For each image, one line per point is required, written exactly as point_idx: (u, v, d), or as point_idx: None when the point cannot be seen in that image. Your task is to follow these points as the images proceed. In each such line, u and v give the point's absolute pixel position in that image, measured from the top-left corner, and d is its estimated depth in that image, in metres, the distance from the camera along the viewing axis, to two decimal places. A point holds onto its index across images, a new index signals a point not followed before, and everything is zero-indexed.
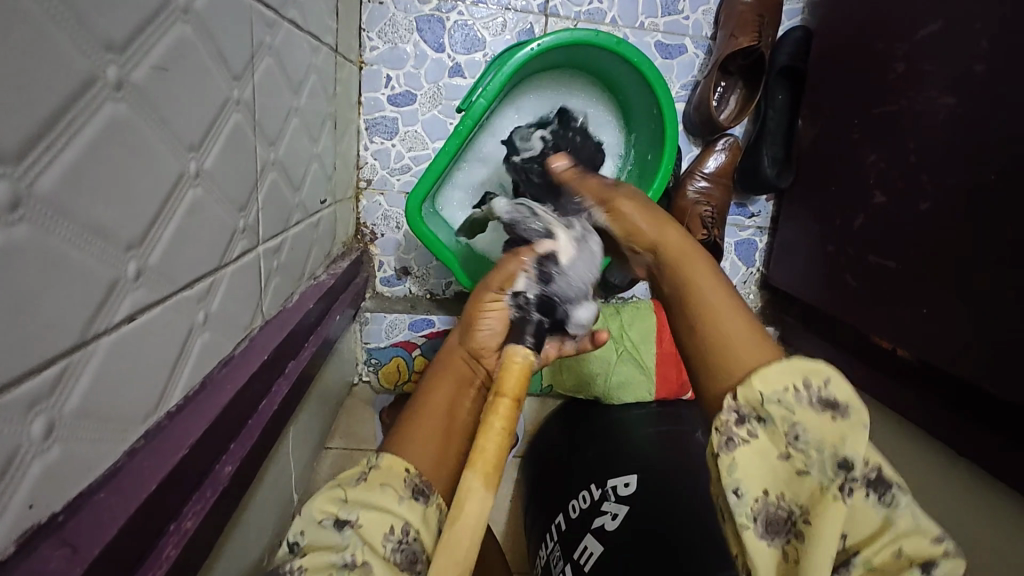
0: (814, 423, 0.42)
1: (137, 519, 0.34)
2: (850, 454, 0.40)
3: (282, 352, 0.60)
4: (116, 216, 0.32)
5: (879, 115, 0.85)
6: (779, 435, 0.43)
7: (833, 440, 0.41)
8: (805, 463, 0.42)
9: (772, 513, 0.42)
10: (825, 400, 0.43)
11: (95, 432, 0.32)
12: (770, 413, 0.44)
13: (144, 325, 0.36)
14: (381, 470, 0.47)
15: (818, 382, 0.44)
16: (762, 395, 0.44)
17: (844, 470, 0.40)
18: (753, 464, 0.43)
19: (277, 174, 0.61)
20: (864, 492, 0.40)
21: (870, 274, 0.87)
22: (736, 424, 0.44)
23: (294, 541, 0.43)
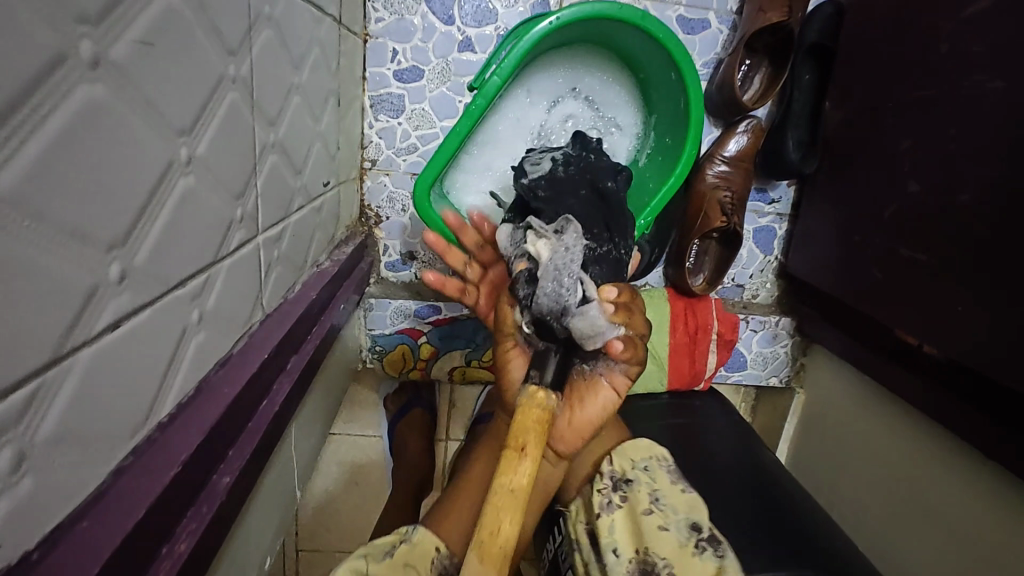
0: (665, 486, 0.60)
1: (124, 548, 0.31)
2: (697, 518, 0.57)
3: (284, 347, 0.57)
4: (95, 215, 0.29)
5: (916, 100, 0.80)
6: (643, 500, 0.59)
7: (682, 505, 0.58)
8: (665, 521, 0.57)
9: (642, 569, 0.56)
10: (673, 474, 0.61)
11: (75, 456, 0.29)
12: (637, 477, 0.61)
13: (131, 331, 0.33)
14: (413, 546, 0.53)
15: (666, 463, 0.62)
16: (631, 461, 0.62)
17: (696, 530, 0.56)
18: (624, 525, 0.59)
19: (277, 158, 0.57)
20: (701, 549, 0.55)
21: (898, 267, 0.83)
22: (614, 489, 0.61)
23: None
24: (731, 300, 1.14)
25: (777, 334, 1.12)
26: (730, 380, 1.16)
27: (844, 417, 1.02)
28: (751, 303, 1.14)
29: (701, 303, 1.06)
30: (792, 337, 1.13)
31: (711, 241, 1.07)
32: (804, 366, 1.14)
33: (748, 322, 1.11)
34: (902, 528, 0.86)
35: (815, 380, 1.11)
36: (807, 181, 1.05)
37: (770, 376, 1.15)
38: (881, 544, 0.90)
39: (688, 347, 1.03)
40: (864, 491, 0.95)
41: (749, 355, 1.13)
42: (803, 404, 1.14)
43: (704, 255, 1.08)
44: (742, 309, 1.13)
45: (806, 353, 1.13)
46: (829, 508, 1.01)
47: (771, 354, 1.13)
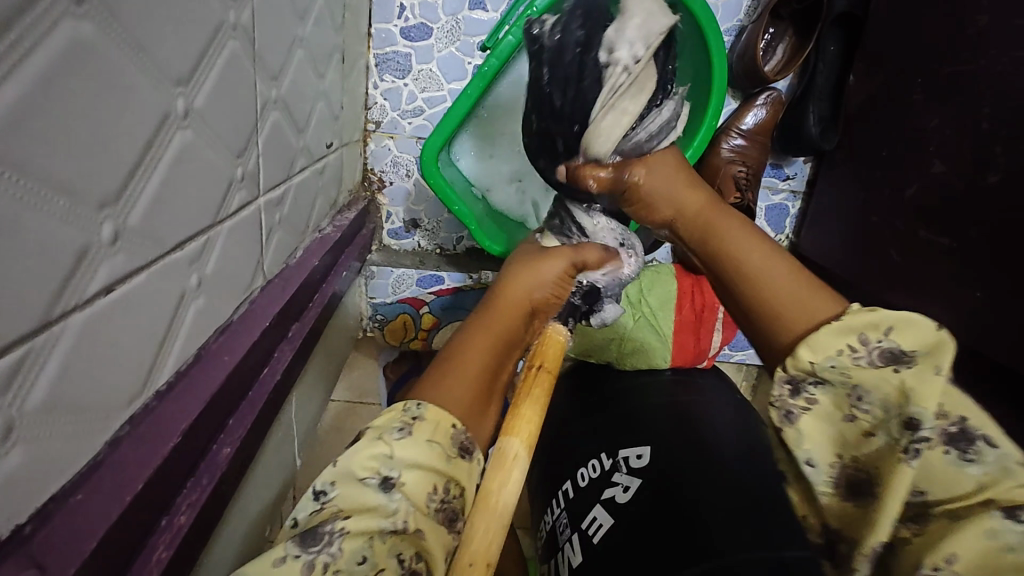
0: (876, 383, 0.37)
1: (119, 523, 0.30)
2: (917, 412, 0.35)
3: (285, 315, 0.55)
4: (85, 169, 0.26)
5: (949, 75, 0.77)
6: (840, 400, 0.39)
7: (897, 399, 0.36)
8: (873, 427, 0.38)
9: (850, 478, 0.39)
10: (886, 354, 0.37)
11: (68, 428, 0.27)
12: (828, 379, 0.39)
13: (125, 295, 0.30)
14: (430, 421, 0.40)
15: (878, 335, 0.38)
16: (811, 361, 0.39)
17: (911, 429, 0.35)
18: (820, 430, 0.40)
19: (279, 115, 0.53)
20: (942, 450, 0.34)
21: (917, 250, 0.81)
22: (792, 396, 0.41)
23: (323, 491, 0.38)
24: None
25: None
26: (733, 359, 1.15)
27: None
28: None
29: None
30: None
31: None
32: None
33: None
34: None
35: None
36: (824, 158, 1.01)
37: None
38: None
39: (693, 324, 1.00)
40: None
41: None
42: None
43: None
44: None
45: None
46: None
47: None
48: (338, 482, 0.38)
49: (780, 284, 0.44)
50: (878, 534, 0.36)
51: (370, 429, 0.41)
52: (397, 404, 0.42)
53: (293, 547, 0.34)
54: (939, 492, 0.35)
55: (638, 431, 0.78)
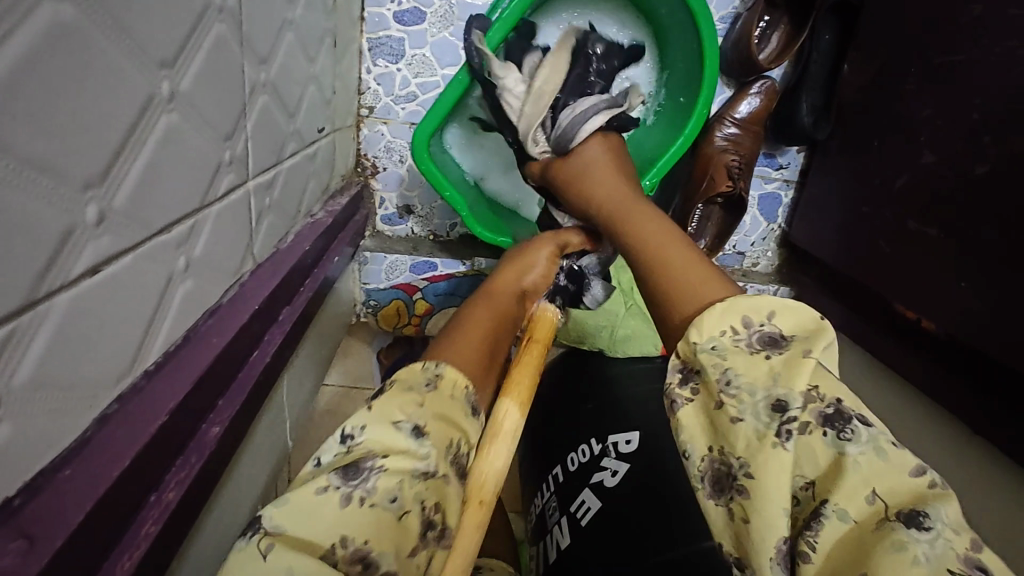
0: (749, 368, 0.34)
1: (107, 498, 0.30)
2: (784, 392, 0.32)
3: (275, 299, 0.55)
4: (67, 150, 0.26)
5: (941, 64, 0.77)
6: (712, 388, 0.35)
7: (765, 380, 0.34)
8: (738, 410, 0.34)
9: (719, 471, 0.34)
10: (763, 336, 0.36)
11: (56, 405, 0.28)
12: (707, 363, 0.36)
13: (112, 276, 0.31)
14: (450, 377, 0.42)
15: (759, 319, 0.36)
16: (695, 344, 0.37)
17: (780, 412, 0.32)
18: (701, 419, 0.36)
19: (269, 98, 0.54)
20: (820, 433, 0.31)
21: (904, 240, 0.82)
22: (680, 384, 0.38)
23: (351, 435, 0.36)
24: (730, 268, 1.13)
25: None
26: None
27: None
28: (751, 271, 1.13)
29: None
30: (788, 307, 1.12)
31: (715, 206, 1.02)
32: None
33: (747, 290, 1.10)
34: None
35: None
36: (817, 147, 1.02)
37: None
38: None
39: None
40: None
41: None
42: None
43: (707, 220, 1.03)
44: (741, 276, 1.12)
45: None
46: None
47: None
48: (367, 427, 0.36)
49: (672, 252, 0.46)
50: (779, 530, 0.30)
51: (394, 380, 0.40)
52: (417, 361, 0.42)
53: (333, 481, 0.33)
54: (827, 482, 0.30)
55: (628, 417, 0.78)
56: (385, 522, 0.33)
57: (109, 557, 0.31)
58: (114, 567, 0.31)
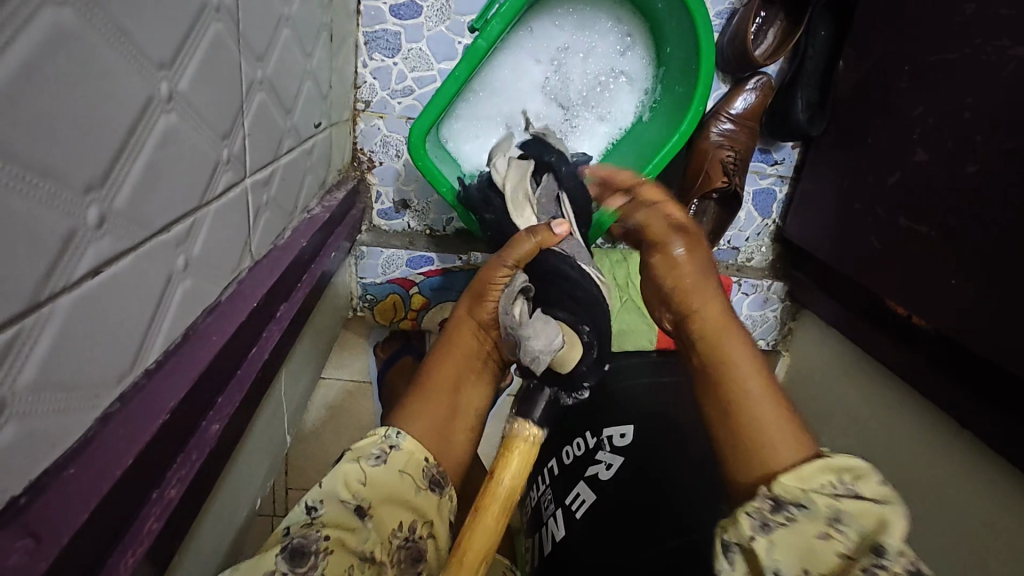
0: (861, 511, 0.42)
1: (111, 497, 0.31)
2: (886, 541, 0.40)
3: (274, 296, 0.56)
4: (67, 153, 0.26)
5: (934, 63, 0.77)
6: (817, 519, 0.42)
7: (874, 528, 0.41)
8: (846, 547, 0.42)
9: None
10: (862, 487, 0.43)
11: (58, 404, 0.28)
12: (813, 502, 0.43)
13: (113, 277, 0.31)
14: (404, 457, 0.49)
15: (848, 476, 0.44)
16: (800, 485, 0.44)
17: (877, 555, 0.40)
18: (789, 550, 0.43)
19: (265, 96, 0.54)
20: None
21: (896, 237, 0.83)
22: (772, 510, 0.44)
23: (313, 507, 0.45)
24: (725, 263, 1.13)
25: (768, 298, 1.13)
26: None
27: (825, 381, 1.04)
28: (745, 266, 1.14)
29: None
30: (782, 302, 1.13)
31: (711, 201, 1.04)
32: (792, 331, 1.15)
33: (740, 285, 1.11)
34: None
35: (801, 345, 1.12)
36: (812, 144, 1.02)
37: (757, 338, 1.16)
38: None
39: None
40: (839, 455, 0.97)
41: (739, 318, 1.13)
42: (788, 366, 1.16)
43: (703, 215, 1.05)
44: (735, 271, 1.13)
45: (794, 318, 1.14)
46: None
47: (759, 318, 1.15)
48: (324, 501, 0.45)
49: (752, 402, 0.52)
50: None
51: (353, 450, 0.49)
52: (380, 429, 0.51)
53: (280, 564, 0.40)
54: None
55: (621, 410, 0.77)
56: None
57: (113, 554, 0.32)
58: (118, 564, 0.32)
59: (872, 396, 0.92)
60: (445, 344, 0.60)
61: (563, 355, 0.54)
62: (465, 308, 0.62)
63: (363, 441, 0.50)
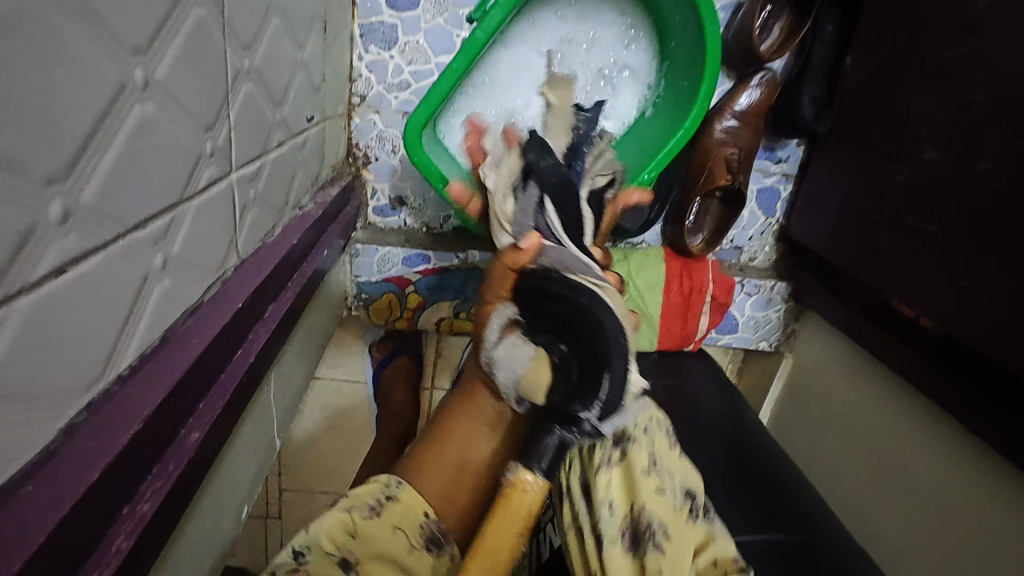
0: (667, 452, 0.53)
1: (76, 515, 0.29)
2: (691, 486, 0.54)
3: (262, 295, 0.54)
4: (25, 142, 0.24)
5: (944, 58, 0.75)
6: (644, 464, 0.51)
7: (679, 475, 0.53)
8: (662, 487, 0.51)
9: (634, 536, 0.50)
10: (672, 434, 0.55)
11: (16, 416, 0.26)
12: (641, 440, 0.52)
13: (79, 277, 0.29)
14: (394, 511, 0.48)
15: (668, 425, 0.55)
16: (636, 429, 0.52)
17: (689, 497, 0.53)
18: (621, 486, 0.51)
19: (254, 87, 0.51)
20: (696, 513, 0.52)
21: (904, 237, 0.81)
22: (614, 448, 0.52)
23: (301, 553, 0.43)
24: (728, 262, 1.11)
25: (772, 299, 1.10)
26: (719, 342, 1.14)
27: (828, 383, 1.02)
28: (748, 266, 1.12)
29: (698, 264, 1.02)
30: (786, 302, 1.11)
31: (713, 200, 1.03)
32: (795, 332, 1.13)
33: (743, 285, 1.08)
34: (879, 495, 0.87)
35: (804, 346, 1.10)
36: (818, 141, 1.00)
37: (759, 339, 1.13)
38: (853, 508, 0.91)
39: (682, 307, 1.00)
40: (841, 459, 0.96)
41: (741, 318, 1.11)
42: (791, 367, 1.14)
43: (704, 214, 1.04)
44: (738, 271, 1.11)
45: (798, 319, 1.12)
46: (804, 468, 1.03)
47: (762, 318, 1.12)
48: (314, 548, 0.43)
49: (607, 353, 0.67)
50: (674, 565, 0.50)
51: (350, 496, 0.48)
52: (381, 477, 0.50)
53: None
54: (687, 544, 0.50)
55: None
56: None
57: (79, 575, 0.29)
58: None
59: (876, 399, 0.91)
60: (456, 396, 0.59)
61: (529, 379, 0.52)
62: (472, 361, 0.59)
63: (361, 488, 0.49)
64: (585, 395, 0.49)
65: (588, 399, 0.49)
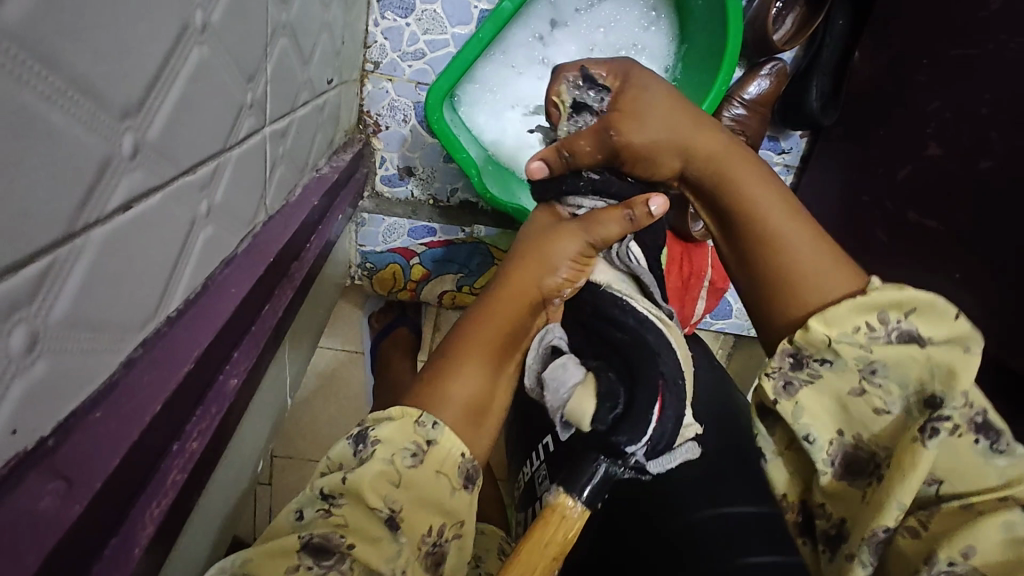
0: (897, 363, 0.40)
1: (136, 447, 0.29)
2: (936, 392, 0.39)
3: (287, 253, 0.54)
4: (110, 70, 0.25)
5: (954, 58, 0.77)
6: (853, 377, 0.41)
7: (919, 376, 0.40)
8: (885, 402, 0.41)
9: (850, 455, 0.43)
10: (906, 329, 0.41)
11: (88, 345, 0.26)
12: (841, 356, 0.41)
13: (142, 215, 0.29)
14: (441, 456, 0.41)
15: (898, 315, 0.41)
16: (831, 332, 0.42)
17: (931, 408, 0.39)
18: (817, 404, 0.43)
19: (287, 42, 0.51)
20: (972, 440, 0.38)
21: (904, 231, 0.84)
22: (795, 368, 0.43)
23: (332, 497, 0.39)
24: None
25: None
26: (713, 327, 1.18)
27: None
28: None
29: (698, 250, 1.03)
30: None
31: None
32: None
33: None
34: None
35: None
36: (821, 134, 1.02)
37: (752, 326, 1.16)
38: None
39: (680, 291, 1.02)
40: None
41: (736, 305, 1.15)
42: None
43: None
44: None
45: None
46: None
47: None
48: (346, 494, 0.39)
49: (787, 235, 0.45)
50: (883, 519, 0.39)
51: (380, 441, 0.40)
52: (411, 413, 0.41)
53: (305, 559, 0.36)
54: (956, 481, 0.39)
55: None
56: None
57: (137, 504, 0.30)
58: (142, 513, 0.30)
59: None
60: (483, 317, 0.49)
61: (571, 406, 0.43)
62: (522, 269, 0.51)
63: (393, 429, 0.41)
64: (628, 423, 0.41)
65: (636, 432, 0.41)
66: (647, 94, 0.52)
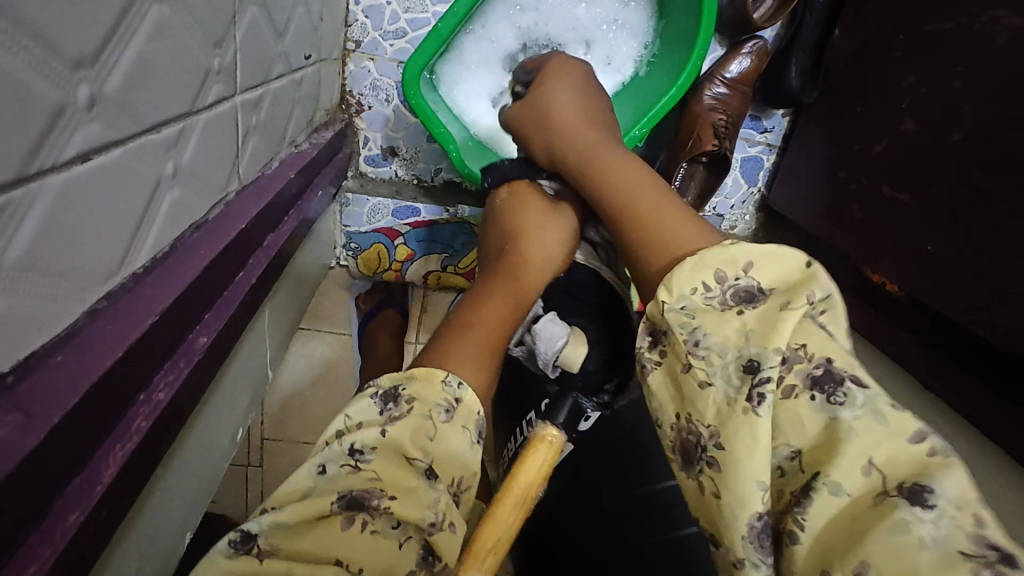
0: (725, 338, 0.38)
1: (100, 391, 0.30)
2: (756, 352, 0.36)
3: (262, 223, 0.55)
4: (62, 19, 0.25)
5: (929, 33, 0.78)
6: (681, 351, 0.40)
7: (737, 341, 0.37)
8: (708, 373, 0.38)
9: (683, 444, 0.39)
10: (733, 288, 0.39)
11: (48, 290, 0.27)
12: (671, 326, 0.40)
13: (102, 168, 0.30)
14: (466, 409, 0.43)
15: (734, 273, 0.40)
16: (670, 298, 0.41)
17: (751, 372, 0.36)
18: (664, 385, 0.41)
19: (257, 12, 0.51)
20: (808, 398, 0.35)
21: (880, 205, 0.85)
22: (650, 349, 0.43)
23: (362, 452, 0.39)
24: None
25: None
26: None
27: None
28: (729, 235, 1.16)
29: None
30: None
31: (700, 165, 1.01)
32: None
33: None
34: None
35: None
36: (802, 112, 1.03)
37: None
38: None
39: None
40: None
41: None
42: None
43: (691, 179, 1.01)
44: None
45: None
46: None
47: None
48: (379, 449, 0.39)
49: (654, 207, 0.48)
50: (731, 507, 0.35)
51: (414, 398, 0.41)
52: (438, 372, 0.43)
53: (338, 508, 0.37)
54: (815, 449, 0.34)
55: None
56: (386, 546, 0.36)
57: (102, 447, 0.31)
58: (107, 456, 0.31)
59: None
60: (487, 292, 0.54)
61: (566, 354, 0.58)
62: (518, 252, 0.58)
63: (422, 388, 0.42)
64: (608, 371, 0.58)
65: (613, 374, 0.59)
66: (549, 90, 0.63)
